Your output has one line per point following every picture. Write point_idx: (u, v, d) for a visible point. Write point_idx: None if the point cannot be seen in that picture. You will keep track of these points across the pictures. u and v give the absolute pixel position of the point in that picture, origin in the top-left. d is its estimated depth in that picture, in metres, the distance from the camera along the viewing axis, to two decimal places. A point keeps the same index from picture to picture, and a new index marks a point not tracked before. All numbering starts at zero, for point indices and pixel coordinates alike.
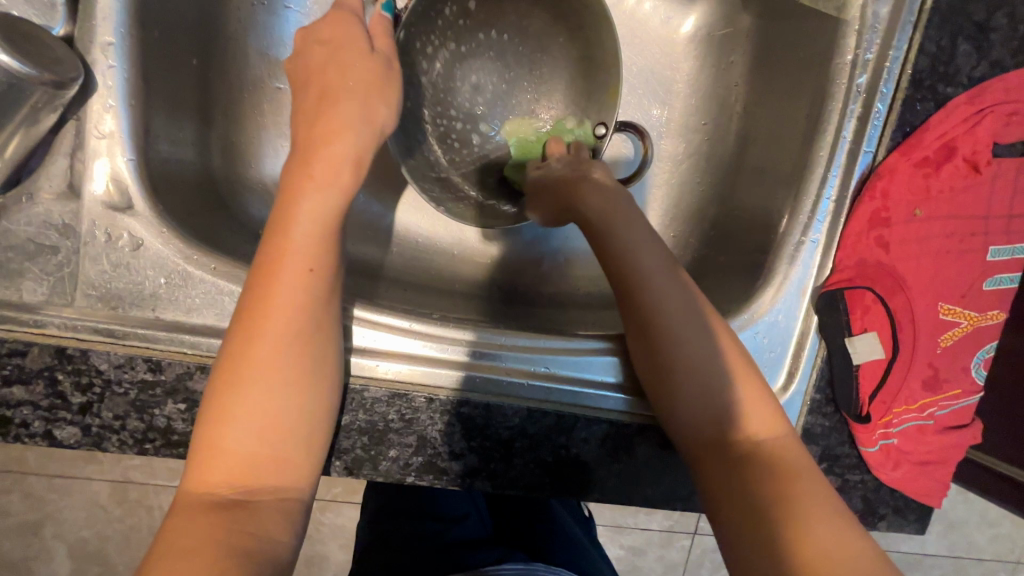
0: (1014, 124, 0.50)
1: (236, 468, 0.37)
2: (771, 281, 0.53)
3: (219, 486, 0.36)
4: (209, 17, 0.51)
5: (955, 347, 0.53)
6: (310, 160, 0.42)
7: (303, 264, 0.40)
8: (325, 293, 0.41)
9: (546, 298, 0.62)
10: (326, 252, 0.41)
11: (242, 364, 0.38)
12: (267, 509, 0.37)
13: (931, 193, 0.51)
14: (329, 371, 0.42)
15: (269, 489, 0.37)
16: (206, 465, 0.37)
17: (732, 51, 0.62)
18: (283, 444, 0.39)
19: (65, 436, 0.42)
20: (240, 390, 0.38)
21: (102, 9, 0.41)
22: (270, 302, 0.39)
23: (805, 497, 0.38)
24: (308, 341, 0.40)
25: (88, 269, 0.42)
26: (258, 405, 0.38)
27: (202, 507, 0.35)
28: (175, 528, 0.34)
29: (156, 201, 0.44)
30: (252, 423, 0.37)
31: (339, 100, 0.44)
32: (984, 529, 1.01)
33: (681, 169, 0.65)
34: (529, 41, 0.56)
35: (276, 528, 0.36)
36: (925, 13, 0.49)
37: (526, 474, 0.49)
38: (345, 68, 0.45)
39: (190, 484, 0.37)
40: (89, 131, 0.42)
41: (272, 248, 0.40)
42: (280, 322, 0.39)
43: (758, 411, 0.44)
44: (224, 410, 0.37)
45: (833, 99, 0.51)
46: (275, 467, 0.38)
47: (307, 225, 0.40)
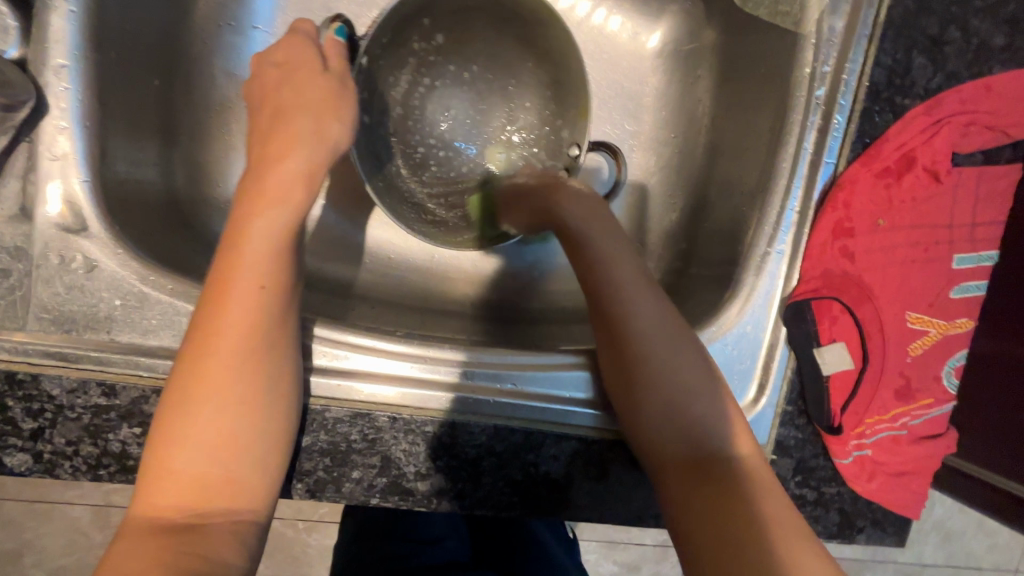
0: (972, 134, 0.50)
1: (186, 491, 0.36)
2: (738, 293, 0.52)
3: (169, 509, 0.36)
4: (170, 40, 0.51)
5: (925, 355, 0.53)
6: (264, 179, 0.42)
7: (255, 281, 0.39)
8: (279, 310, 0.41)
9: (518, 313, 0.62)
10: (279, 267, 0.40)
11: (192, 385, 0.38)
12: (215, 533, 0.36)
13: (892, 203, 0.51)
14: (284, 389, 0.41)
15: (219, 512, 0.37)
16: (154, 488, 0.36)
17: (698, 65, 0.63)
18: (233, 466, 0.38)
19: (15, 463, 0.41)
20: (189, 412, 0.37)
21: (55, 33, 0.40)
22: (221, 321, 0.39)
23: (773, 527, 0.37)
24: (261, 361, 0.40)
25: (42, 292, 0.42)
26: (207, 426, 0.37)
27: (151, 530, 0.35)
28: (119, 557, 0.34)
29: (113, 223, 0.43)
30: (202, 445, 0.37)
31: (295, 118, 0.44)
32: (980, 539, 1.00)
33: (652, 183, 0.65)
34: (495, 66, 0.57)
35: (225, 552, 0.36)
36: (879, 27, 0.49)
37: (495, 493, 0.49)
38: (298, 92, 0.45)
39: (136, 508, 0.36)
40: (41, 153, 0.41)
41: (223, 265, 0.40)
42: (233, 342, 0.39)
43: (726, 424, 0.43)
44: (174, 433, 0.37)
45: (794, 111, 0.51)
46: (225, 489, 0.37)
47: (259, 241, 0.40)
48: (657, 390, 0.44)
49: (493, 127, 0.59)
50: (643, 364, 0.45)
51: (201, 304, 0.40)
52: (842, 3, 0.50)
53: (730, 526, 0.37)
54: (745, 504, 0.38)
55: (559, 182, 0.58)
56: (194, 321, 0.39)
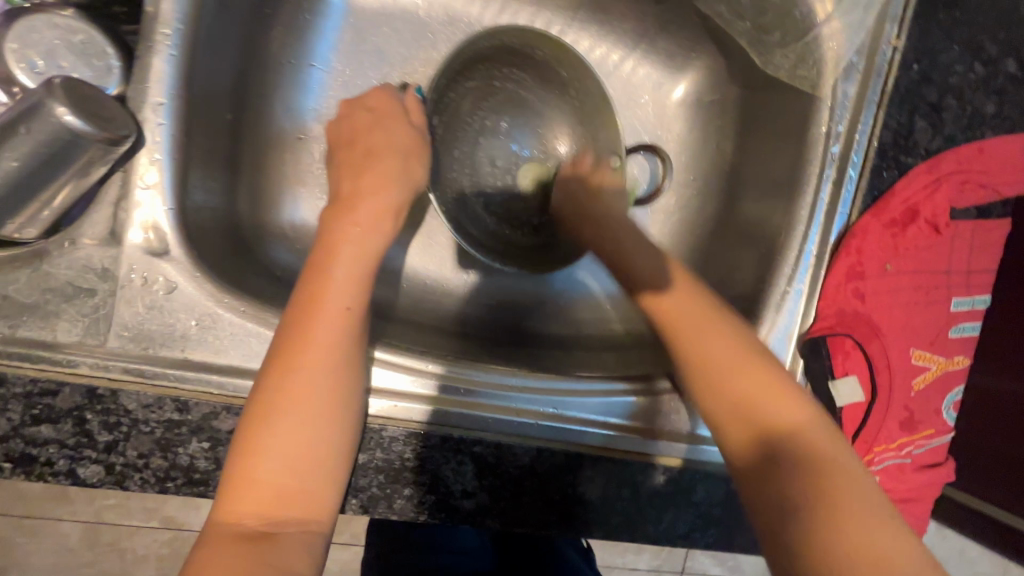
0: (967, 191, 0.56)
1: (266, 500, 0.38)
2: (759, 327, 0.57)
3: (249, 518, 0.37)
4: (241, 77, 0.55)
5: (927, 390, 0.58)
6: (352, 211, 0.47)
7: (341, 303, 0.43)
8: (356, 330, 0.44)
9: (549, 339, 0.65)
10: (361, 291, 0.44)
11: (276, 398, 0.40)
12: (292, 541, 0.38)
13: (899, 250, 0.56)
14: (354, 405, 0.44)
15: (294, 521, 0.39)
16: (236, 496, 0.38)
17: (719, 116, 0.69)
18: (309, 477, 0.40)
19: (88, 474, 0.43)
20: (273, 423, 0.40)
21: (156, 73, 0.44)
22: (308, 339, 0.42)
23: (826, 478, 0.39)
24: (339, 377, 0.42)
25: (124, 311, 0.44)
26: (289, 437, 0.40)
27: (233, 537, 0.37)
28: (207, 560, 0.35)
29: (191, 248, 0.46)
30: (284, 456, 0.39)
31: (385, 158, 0.51)
32: (962, 567, 1.05)
33: (672, 221, 0.70)
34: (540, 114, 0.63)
35: (301, 560, 0.37)
36: (887, 94, 0.56)
37: (535, 511, 0.51)
38: (387, 139, 0.52)
39: (218, 515, 0.38)
40: (134, 182, 0.44)
41: (312, 287, 0.43)
42: (317, 359, 0.41)
43: (784, 409, 0.43)
44: (257, 443, 0.39)
45: (810, 165, 0.57)
46: (301, 499, 0.40)
47: (346, 269, 0.44)
48: (711, 379, 0.45)
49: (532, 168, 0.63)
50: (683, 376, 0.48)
51: (288, 321, 0.43)
52: (855, 71, 0.56)
53: (783, 497, 0.39)
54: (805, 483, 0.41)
55: None
56: (283, 338, 0.42)
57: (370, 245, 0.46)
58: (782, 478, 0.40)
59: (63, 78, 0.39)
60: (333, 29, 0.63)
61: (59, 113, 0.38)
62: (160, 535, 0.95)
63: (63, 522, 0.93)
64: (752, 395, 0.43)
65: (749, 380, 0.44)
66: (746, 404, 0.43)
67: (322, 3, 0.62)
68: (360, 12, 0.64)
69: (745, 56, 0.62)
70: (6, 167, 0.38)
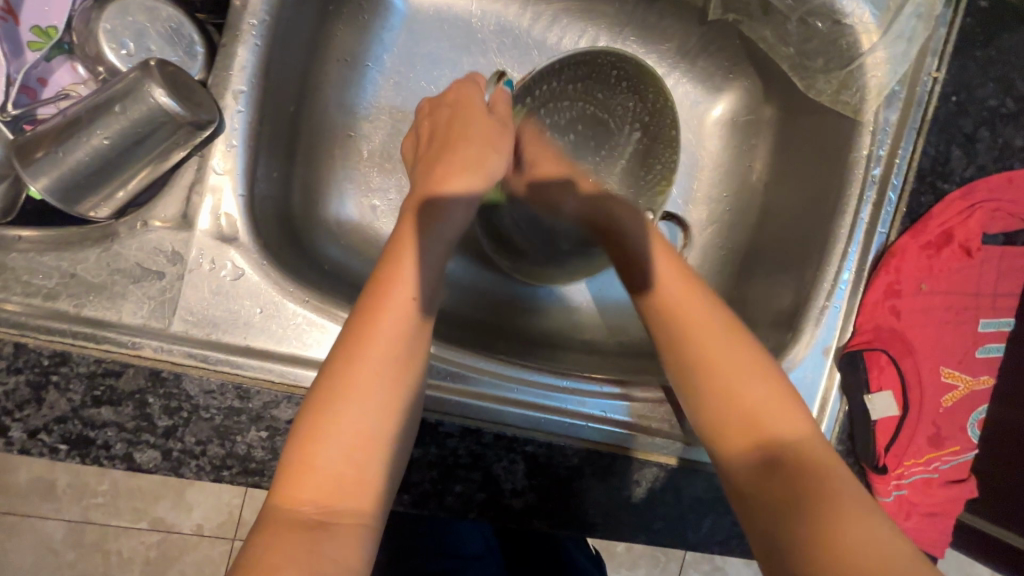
0: (998, 218, 0.59)
1: (323, 488, 0.37)
2: (800, 338, 0.58)
3: (305, 503, 0.37)
4: (306, 71, 0.56)
5: (955, 407, 0.60)
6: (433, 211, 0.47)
7: (409, 291, 0.42)
8: (423, 320, 0.43)
9: (588, 346, 0.66)
10: (430, 282, 0.44)
11: (342, 383, 0.39)
12: (346, 535, 0.36)
13: (933, 271, 0.59)
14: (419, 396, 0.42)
15: (349, 513, 0.37)
16: (295, 482, 0.37)
17: (754, 136, 0.71)
18: (367, 468, 0.38)
19: (145, 460, 0.42)
20: (336, 407, 0.38)
21: (239, 61, 0.45)
22: (378, 325, 0.41)
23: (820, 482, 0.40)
24: (405, 368, 0.41)
25: (190, 295, 0.44)
26: (352, 424, 0.38)
27: (288, 523, 0.36)
28: (265, 546, 0.34)
29: (257, 235, 0.46)
30: (344, 443, 0.38)
31: (462, 148, 0.49)
32: None
33: (706, 235, 0.73)
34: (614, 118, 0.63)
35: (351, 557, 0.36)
36: (926, 123, 0.59)
37: (581, 514, 0.52)
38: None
39: (276, 500, 0.37)
40: (209, 167, 0.45)
41: (387, 275, 0.43)
42: (385, 344, 0.41)
43: (780, 410, 0.43)
44: (319, 427, 0.38)
45: (852, 185, 0.59)
46: (358, 490, 0.38)
47: (421, 261, 0.44)
48: (707, 378, 0.45)
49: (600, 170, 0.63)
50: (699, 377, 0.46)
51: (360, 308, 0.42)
52: (896, 100, 0.59)
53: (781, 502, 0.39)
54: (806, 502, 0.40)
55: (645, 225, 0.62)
56: (353, 324, 0.41)
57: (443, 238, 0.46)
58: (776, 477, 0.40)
59: (158, 61, 0.40)
60: (390, 31, 0.64)
61: (154, 94, 0.39)
62: (148, 537, 0.92)
63: (50, 518, 0.90)
64: (752, 398, 0.43)
65: (750, 379, 0.44)
66: (740, 403, 0.43)
67: (383, 6, 0.63)
68: (417, 17, 0.65)
69: (787, 80, 0.65)
70: (96, 143, 0.39)
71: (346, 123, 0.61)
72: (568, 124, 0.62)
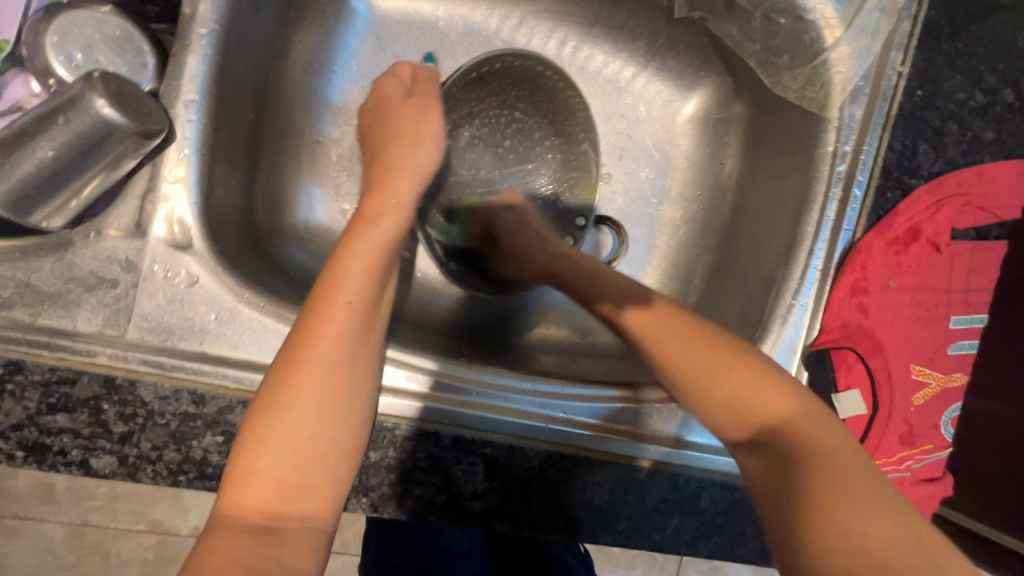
0: (967, 213, 0.58)
1: (269, 494, 0.37)
2: (767, 338, 0.58)
3: (253, 511, 0.36)
4: (266, 78, 0.56)
5: (926, 404, 0.59)
6: (367, 227, 0.45)
7: (344, 298, 0.41)
8: (362, 325, 0.42)
9: (558, 348, 0.67)
10: (370, 288, 0.43)
11: (283, 391, 0.39)
12: (296, 540, 0.36)
13: (901, 267, 0.58)
14: (362, 400, 0.42)
15: (298, 516, 0.37)
16: (241, 489, 0.37)
17: (726, 133, 0.70)
18: (312, 473, 0.38)
19: (101, 465, 0.43)
20: (278, 415, 0.38)
21: (189, 70, 0.46)
22: (316, 334, 0.40)
23: (828, 462, 0.38)
24: (346, 373, 0.41)
25: (144, 303, 0.45)
26: (294, 430, 0.38)
27: (235, 530, 0.35)
28: (212, 551, 0.34)
29: (212, 242, 0.47)
30: (288, 449, 0.38)
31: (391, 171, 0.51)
32: None
33: (678, 234, 0.72)
34: (544, 124, 0.66)
35: (304, 559, 0.36)
36: (891, 118, 0.58)
37: (543, 515, 0.52)
38: (417, 171, 0.51)
39: (224, 509, 0.36)
40: (161, 176, 0.45)
41: (328, 280, 0.42)
42: (326, 352, 0.40)
43: (770, 399, 0.42)
44: (261, 436, 0.38)
45: (818, 182, 0.58)
46: (304, 496, 0.38)
47: (361, 268, 0.43)
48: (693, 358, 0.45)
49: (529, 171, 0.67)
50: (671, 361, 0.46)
51: (302, 315, 0.42)
52: (861, 95, 0.58)
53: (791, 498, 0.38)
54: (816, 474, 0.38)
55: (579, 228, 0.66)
56: (295, 330, 0.41)
57: (382, 245, 0.45)
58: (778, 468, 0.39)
59: (103, 73, 0.40)
60: (355, 37, 0.64)
61: (97, 105, 0.39)
62: (145, 540, 0.94)
63: (47, 523, 0.91)
64: (739, 389, 0.43)
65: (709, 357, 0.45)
66: (728, 391, 0.43)
67: (347, 11, 0.63)
68: (384, 22, 0.65)
69: (755, 77, 0.64)
70: (42, 155, 0.39)
71: (312, 129, 0.62)
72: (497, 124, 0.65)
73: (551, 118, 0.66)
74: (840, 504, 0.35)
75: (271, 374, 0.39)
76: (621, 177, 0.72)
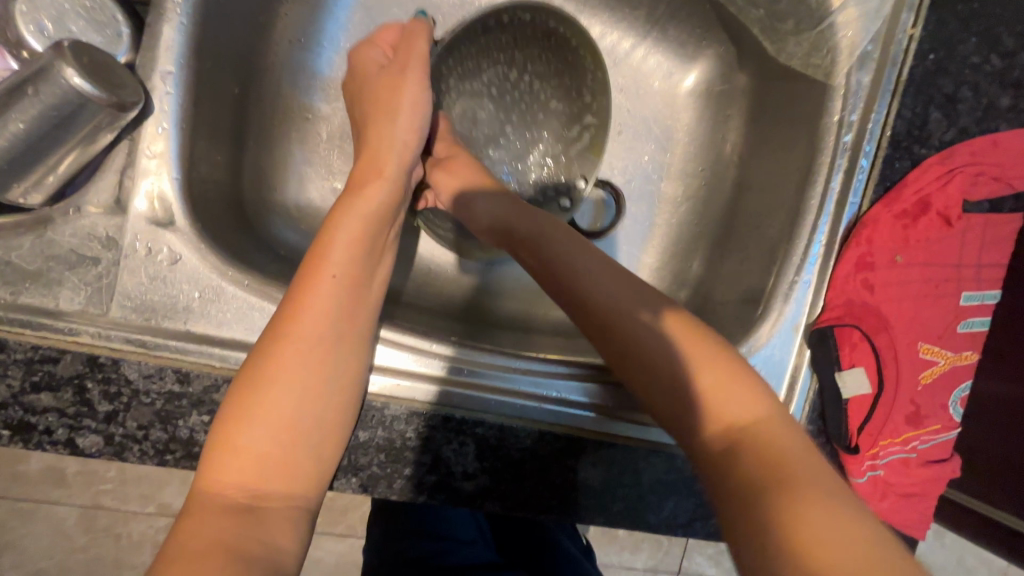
0: (981, 183, 0.55)
1: (251, 471, 0.36)
2: (768, 316, 0.56)
3: (233, 488, 0.35)
4: (250, 52, 0.54)
5: (934, 384, 0.56)
6: (351, 203, 0.45)
7: (329, 272, 0.41)
8: (349, 300, 0.42)
9: (555, 328, 0.65)
10: (355, 264, 0.43)
11: (267, 365, 0.38)
12: (276, 520, 0.36)
13: (909, 241, 0.56)
14: (351, 376, 0.42)
15: (280, 496, 0.37)
16: (221, 466, 0.36)
17: (729, 105, 0.68)
18: (296, 449, 0.38)
19: (87, 445, 0.43)
20: (262, 390, 0.38)
21: (166, 41, 0.45)
22: (302, 307, 0.40)
23: (787, 475, 0.35)
24: (332, 349, 0.40)
25: (127, 281, 0.44)
26: (278, 406, 0.38)
27: (215, 508, 0.35)
28: (190, 531, 0.33)
29: (196, 220, 0.46)
30: (269, 427, 0.37)
31: (386, 130, 0.51)
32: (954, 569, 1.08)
33: (680, 211, 0.70)
34: (546, 90, 0.62)
35: (284, 537, 0.35)
36: (901, 84, 0.55)
37: (536, 495, 0.51)
38: (397, 146, 0.50)
39: (202, 489, 0.35)
40: (141, 151, 0.44)
41: (313, 257, 0.42)
42: (310, 328, 0.40)
43: (737, 397, 0.40)
44: (245, 411, 0.37)
45: (823, 154, 0.56)
46: (288, 472, 0.37)
47: (346, 243, 0.43)
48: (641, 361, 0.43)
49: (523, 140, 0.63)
50: (626, 342, 0.44)
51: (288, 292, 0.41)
52: (869, 61, 0.55)
53: (744, 508, 0.35)
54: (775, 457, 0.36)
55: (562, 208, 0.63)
56: (280, 307, 0.40)
57: (367, 219, 0.45)
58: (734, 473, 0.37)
59: (73, 42, 0.39)
60: (343, 9, 0.61)
61: (66, 75, 0.38)
62: (155, 522, 0.95)
63: (58, 506, 0.92)
64: (710, 384, 0.41)
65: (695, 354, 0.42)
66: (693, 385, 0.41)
67: None
68: None
69: (757, 45, 0.61)
70: (13, 128, 0.38)
71: (301, 104, 0.60)
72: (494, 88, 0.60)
73: (562, 83, 0.62)
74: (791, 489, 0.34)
75: (257, 350, 0.39)
76: (620, 153, 0.70)
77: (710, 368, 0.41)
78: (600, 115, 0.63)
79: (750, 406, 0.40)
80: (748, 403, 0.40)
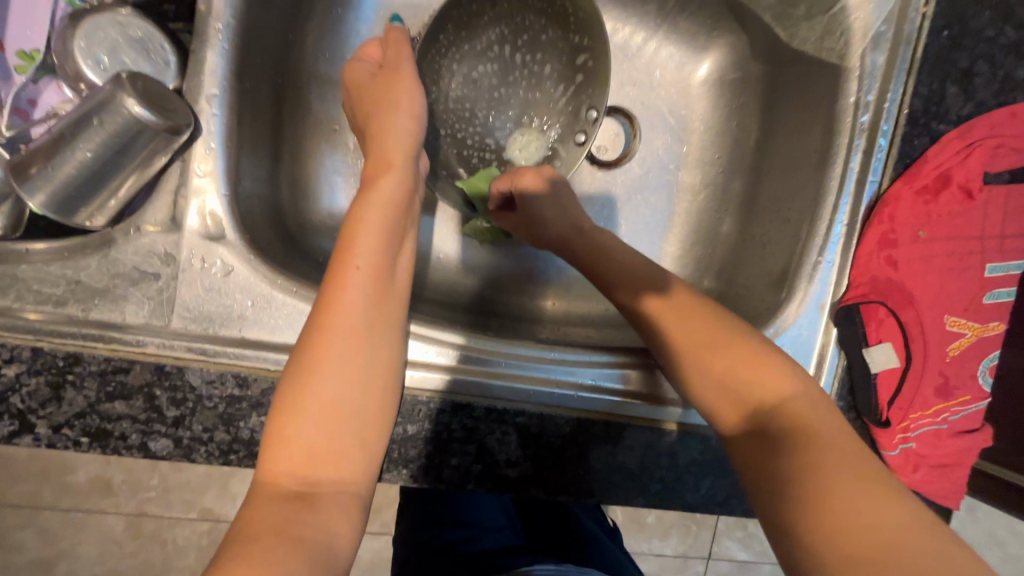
0: (1000, 155, 0.56)
1: (302, 459, 0.39)
2: (793, 297, 0.58)
3: (286, 475, 0.38)
4: (283, 68, 0.57)
5: (963, 356, 0.57)
6: (367, 196, 0.47)
7: (353, 264, 0.43)
8: (376, 291, 0.43)
9: (582, 318, 0.67)
10: (378, 254, 0.44)
11: (308, 359, 0.41)
12: (327, 507, 0.38)
13: (931, 216, 0.57)
14: (386, 365, 0.44)
15: (330, 483, 0.39)
16: (275, 456, 0.39)
17: (743, 92, 0.69)
18: (340, 436, 0.40)
19: (158, 448, 0.46)
20: (305, 383, 0.40)
21: (209, 65, 0.48)
22: (334, 303, 0.42)
23: (821, 441, 0.39)
24: (366, 338, 0.42)
25: (185, 294, 0.47)
26: (322, 399, 0.40)
27: (273, 495, 0.37)
28: (248, 517, 0.36)
29: (244, 233, 0.49)
30: (313, 417, 0.39)
31: (392, 113, 0.52)
32: (995, 549, 1.08)
33: (699, 199, 0.71)
34: (534, 54, 0.61)
35: (334, 522, 0.37)
36: (916, 62, 0.56)
37: (577, 479, 0.53)
38: (403, 132, 0.52)
39: (259, 478, 0.38)
40: (191, 171, 0.47)
41: (341, 252, 0.44)
42: (343, 322, 0.42)
43: (762, 375, 0.43)
44: (292, 403, 0.40)
45: (840, 135, 0.57)
46: (335, 461, 0.40)
47: (369, 235, 0.45)
48: (691, 343, 0.47)
49: (526, 107, 0.64)
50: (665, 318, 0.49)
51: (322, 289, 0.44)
52: (883, 41, 0.56)
53: (774, 497, 0.38)
54: (810, 446, 0.38)
55: (579, 143, 0.63)
56: (316, 303, 0.43)
57: (383, 209, 0.46)
58: (768, 451, 0.40)
59: (130, 74, 0.42)
60: (365, 22, 0.62)
61: (127, 104, 0.41)
62: (199, 526, 0.99)
63: (109, 514, 0.97)
64: (730, 364, 0.44)
65: (716, 349, 0.46)
66: (718, 366, 0.45)
67: None
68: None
69: (769, 33, 0.63)
70: (81, 157, 0.42)
71: (327, 116, 0.62)
72: (487, 58, 0.61)
73: (548, 38, 0.61)
74: (823, 484, 0.36)
75: (301, 345, 0.42)
76: (637, 144, 0.71)
77: (720, 349, 0.45)
78: (593, 49, 0.60)
79: (779, 383, 0.43)
80: (790, 382, 0.43)
